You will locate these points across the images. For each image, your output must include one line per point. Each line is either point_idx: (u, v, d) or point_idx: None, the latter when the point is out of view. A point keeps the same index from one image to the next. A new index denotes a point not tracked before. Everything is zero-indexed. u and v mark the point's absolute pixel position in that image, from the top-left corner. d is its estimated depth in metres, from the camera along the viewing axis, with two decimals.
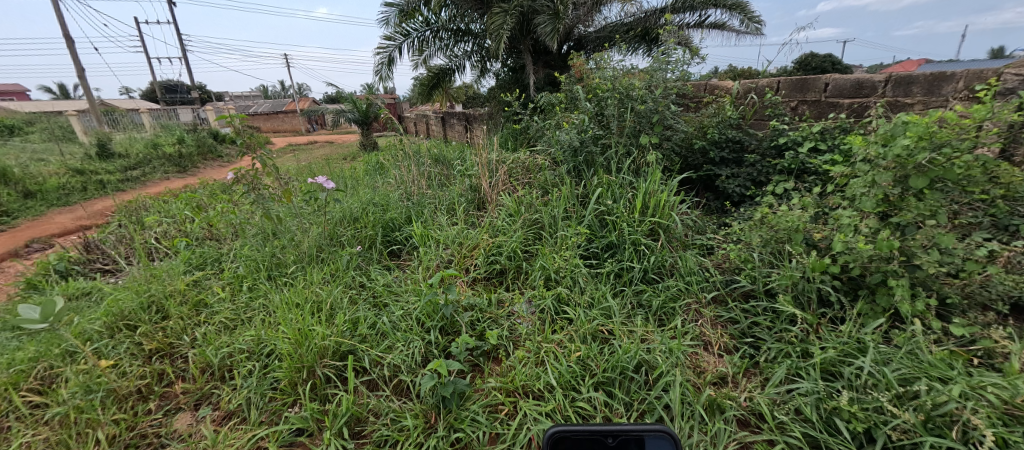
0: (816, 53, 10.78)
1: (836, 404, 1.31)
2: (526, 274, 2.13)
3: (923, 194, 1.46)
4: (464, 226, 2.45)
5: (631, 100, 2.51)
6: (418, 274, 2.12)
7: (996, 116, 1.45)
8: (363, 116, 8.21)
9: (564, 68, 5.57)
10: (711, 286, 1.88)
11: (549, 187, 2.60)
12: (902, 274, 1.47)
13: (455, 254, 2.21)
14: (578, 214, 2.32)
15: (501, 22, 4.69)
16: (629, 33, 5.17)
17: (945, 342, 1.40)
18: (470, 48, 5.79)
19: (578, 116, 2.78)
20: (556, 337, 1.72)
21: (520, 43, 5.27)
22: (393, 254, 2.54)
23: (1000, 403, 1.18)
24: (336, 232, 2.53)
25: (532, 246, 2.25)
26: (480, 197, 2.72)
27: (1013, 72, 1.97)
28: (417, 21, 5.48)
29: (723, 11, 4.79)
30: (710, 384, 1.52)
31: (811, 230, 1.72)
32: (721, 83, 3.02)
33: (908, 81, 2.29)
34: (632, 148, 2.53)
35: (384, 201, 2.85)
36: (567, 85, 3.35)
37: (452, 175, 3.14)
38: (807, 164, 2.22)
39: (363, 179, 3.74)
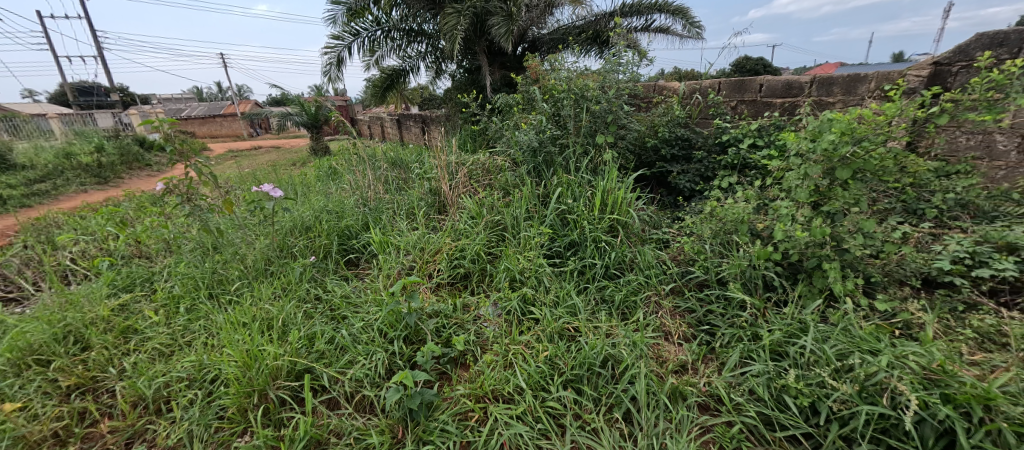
0: (749, 58, 11.77)
1: (784, 383, 1.41)
2: (491, 276, 2.11)
3: (848, 184, 1.60)
4: (425, 230, 2.40)
5: (585, 100, 2.60)
6: (378, 283, 2.03)
7: (904, 112, 1.63)
8: (312, 120, 7.84)
9: (519, 71, 5.62)
10: (669, 278, 1.96)
11: (510, 188, 2.60)
12: (834, 257, 1.61)
13: (416, 260, 2.15)
14: (540, 214, 2.34)
15: (454, 22, 4.67)
16: (581, 35, 5.33)
17: (873, 317, 1.55)
18: (424, 49, 5.71)
19: (535, 117, 2.82)
20: (523, 338, 1.71)
21: (474, 45, 5.27)
22: (352, 263, 2.43)
23: (920, 369, 1.31)
24: (286, 243, 2.38)
25: (495, 247, 2.24)
26: (440, 201, 2.68)
27: (914, 73, 2.23)
28: (366, 20, 5.37)
29: (666, 16, 5.05)
30: (673, 373, 1.59)
31: (755, 220, 1.84)
32: (668, 84, 3.20)
33: (830, 82, 2.54)
34: (589, 147, 2.60)
35: (338, 208, 2.73)
36: (523, 86, 3.39)
37: (409, 179, 3.06)
38: (747, 160, 2.39)
39: (315, 186, 3.57)
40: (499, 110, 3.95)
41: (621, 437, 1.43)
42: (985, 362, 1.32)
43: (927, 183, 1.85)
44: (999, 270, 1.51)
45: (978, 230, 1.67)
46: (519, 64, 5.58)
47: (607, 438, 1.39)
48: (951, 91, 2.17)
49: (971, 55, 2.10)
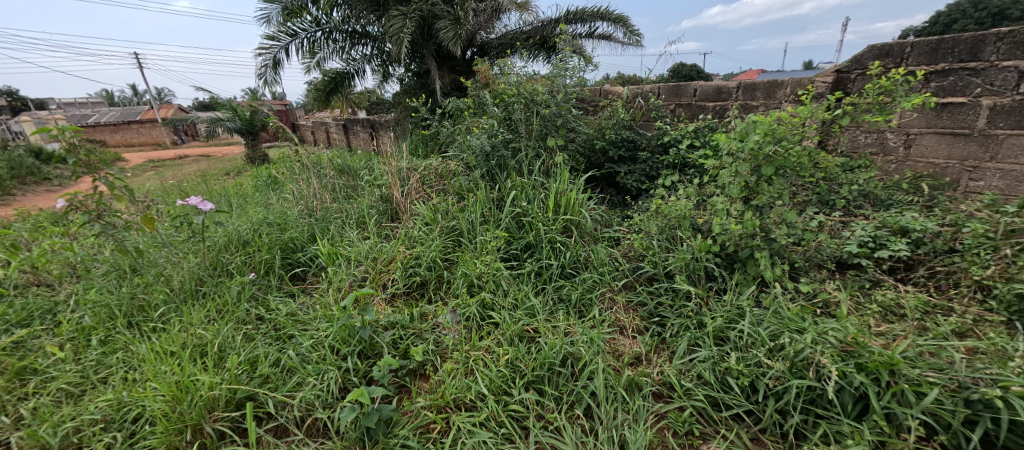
0: (683, 65, 12.63)
1: (727, 365, 1.52)
2: (448, 282, 2.08)
3: (772, 180, 1.76)
4: (377, 239, 2.32)
5: (535, 104, 2.67)
6: (329, 298, 1.93)
7: (814, 114, 1.82)
8: (247, 126, 7.21)
9: (469, 74, 5.64)
10: (621, 274, 2.04)
11: (464, 193, 2.58)
12: (764, 246, 1.77)
13: (369, 270, 2.06)
14: (495, 218, 2.35)
15: (400, 25, 4.58)
16: (528, 41, 5.41)
17: (798, 298, 1.71)
18: (369, 52, 5.55)
19: (486, 121, 2.84)
20: (484, 344, 1.70)
21: (423, 48, 5.19)
22: (298, 277, 2.28)
23: (839, 343, 1.46)
24: (220, 260, 2.19)
25: (451, 253, 2.21)
26: (392, 208, 2.59)
27: (821, 80, 2.47)
28: (305, 20, 5.15)
29: (608, 24, 5.28)
30: (629, 365, 1.65)
31: (695, 216, 1.97)
32: (613, 88, 3.42)
33: (753, 87, 2.74)
34: (540, 150, 2.66)
35: (281, 220, 2.55)
36: (474, 91, 3.39)
37: (359, 187, 2.96)
38: (687, 159, 2.56)
39: (253, 197, 3.31)
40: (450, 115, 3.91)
41: (583, 433, 1.45)
42: (888, 332, 1.51)
43: (836, 177, 2.10)
44: (895, 252, 1.76)
45: (877, 217, 1.94)
46: (468, 68, 5.60)
47: (570, 435, 1.41)
48: (849, 96, 2.42)
49: (865, 64, 2.35)
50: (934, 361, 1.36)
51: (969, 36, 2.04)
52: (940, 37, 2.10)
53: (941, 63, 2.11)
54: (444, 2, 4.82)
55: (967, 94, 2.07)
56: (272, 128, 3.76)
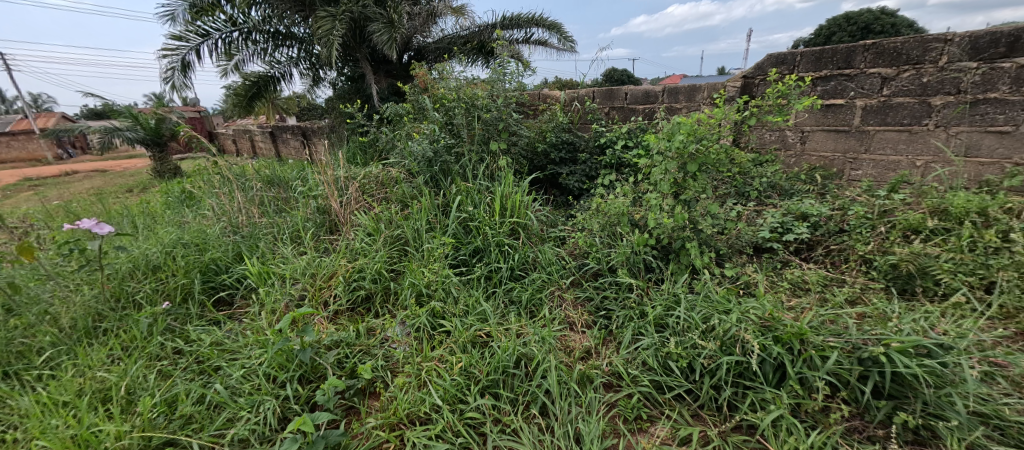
0: (614, 70, 13.20)
1: (668, 350, 1.63)
2: (395, 294, 2.01)
3: (696, 176, 1.93)
4: (314, 254, 2.19)
5: (476, 109, 2.69)
6: (261, 321, 1.79)
7: (728, 117, 2.02)
8: (152, 135, 6.38)
9: (407, 79, 5.53)
10: (568, 272, 2.10)
11: (407, 200, 2.51)
12: (693, 236, 1.92)
13: (308, 288, 1.94)
14: (441, 224, 2.31)
15: (329, 27, 4.34)
16: (466, 45, 5.30)
17: (724, 282, 1.88)
18: (295, 54, 5.26)
19: (427, 126, 2.79)
20: (436, 354, 1.67)
21: (356, 52, 5.02)
22: (223, 302, 2.07)
23: (760, 319, 1.62)
24: (124, 290, 1.93)
25: (397, 263, 2.14)
26: (330, 220, 2.46)
27: (732, 85, 2.75)
28: (217, 19, 4.74)
29: (543, 31, 5.41)
30: (579, 359, 1.71)
31: (633, 212, 2.09)
32: (551, 92, 3.53)
33: (677, 91, 2.96)
34: (483, 155, 2.66)
35: (199, 239, 2.30)
36: (413, 95, 3.30)
37: (292, 199, 2.81)
38: (622, 159, 2.70)
39: (164, 215, 2.95)
40: (388, 120, 3.79)
41: (539, 431, 1.47)
42: (797, 306, 1.71)
43: (749, 171, 2.34)
44: (798, 235, 2.01)
45: (784, 205, 2.19)
46: (405, 73, 5.51)
47: (528, 435, 1.42)
48: (755, 98, 2.71)
49: (766, 70, 2.66)
50: (834, 328, 1.56)
51: (844, 48, 2.39)
52: (822, 48, 2.44)
53: (823, 70, 2.45)
54: (375, 4, 4.65)
55: (845, 97, 2.41)
56: (183, 137, 3.38)
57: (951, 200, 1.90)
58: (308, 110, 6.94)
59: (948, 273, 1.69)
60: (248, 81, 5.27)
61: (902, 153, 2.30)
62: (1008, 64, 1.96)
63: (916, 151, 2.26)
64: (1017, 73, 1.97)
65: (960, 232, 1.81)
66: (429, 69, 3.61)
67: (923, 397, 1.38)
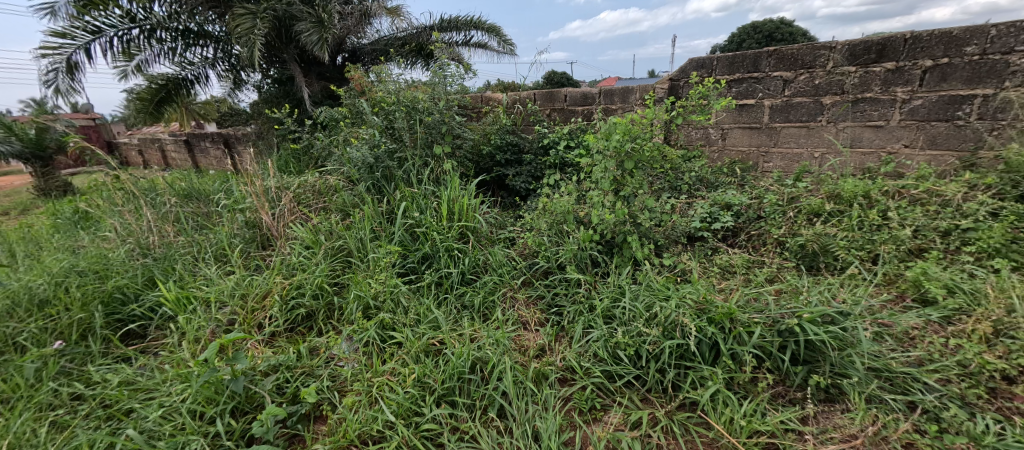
0: (555, 74, 13.53)
1: (616, 340, 1.70)
2: (340, 309, 1.90)
3: (633, 173, 2.04)
4: (244, 273, 2.02)
5: (417, 112, 2.62)
6: (183, 353, 1.62)
7: (659, 117, 2.17)
8: (34, 148, 5.44)
9: (343, 82, 5.17)
10: (518, 272, 2.12)
11: (349, 209, 2.39)
12: (634, 230, 2.03)
13: (238, 311, 1.79)
14: (386, 232, 2.22)
15: (249, 25, 4.01)
16: (403, 48, 5.08)
17: (664, 270, 2.00)
18: (211, 54, 4.79)
19: (366, 131, 2.69)
20: (387, 367, 1.60)
21: (283, 52, 4.65)
22: (134, 334, 1.85)
23: (697, 303, 1.74)
24: (0, 332, 1.67)
25: (340, 276, 2.03)
26: (261, 236, 2.30)
27: (661, 86, 2.93)
28: (113, 14, 4.20)
29: (482, 33, 5.39)
30: (534, 357, 1.73)
31: (578, 210, 2.15)
32: (493, 95, 3.55)
33: (612, 92, 3.08)
34: (427, 159, 2.60)
35: (99, 266, 2.03)
36: (349, 99, 3.18)
37: (215, 214, 2.56)
38: (565, 159, 2.78)
39: (54, 238, 2.56)
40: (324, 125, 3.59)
41: (498, 434, 1.47)
42: (726, 288, 1.87)
43: (680, 166, 2.52)
44: (724, 223, 2.20)
45: (710, 197, 2.39)
46: (341, 75, 5.12)
47: (485, 439, 1.41)
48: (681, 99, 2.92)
49: (688, 73, 2.89)
50: (757, 305, 1.73)
51: (751, 54, 2.67)
52: (734, 53, 2.70)
53: (736, 73, 2.72)
54: (302, 2, 4.37)
55: (754, 97, 2.69)
56: (74, 148, 2.96)
57: (843, 186, 2.19)
58: (230, 116, 6.38)
59: (843, 249, 1.95)
60: (154, 83, 4.72)
61: (803, 146, 2.60)
62: (879, 68, 2.29)
63: (814, 144, 2.57)
64: (886, 76, 2.30)
65: (851, 213, 2.08)
66: (364, 72, 3.47)
67: (832, 360, 1.56)
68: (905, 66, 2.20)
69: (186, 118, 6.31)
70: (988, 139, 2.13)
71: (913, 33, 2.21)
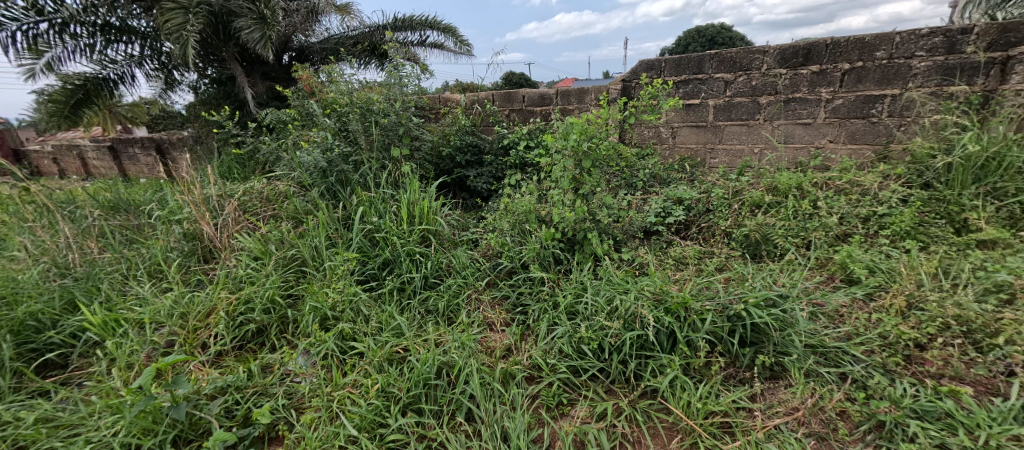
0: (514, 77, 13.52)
1: (580, 335, 1.74)
2: (295, 322, 1.80)
3: (591, 171, 2.10)
4: (184, 289, 1.87)
5: (372, 114, 2.54)
6: (114, 380, 1.47)
7: (612, 117, 2.26)
8: None
9: (290, 82, 4.87)
10: (482, 273, 2.11)
11: (300, 216, 2.27)
12: (594, 227, 2.08)
13: (179, 331, 1.66)
14: (343, 239, 2.14)
15: (181, 20, 3.71)
16: (356, 46, 4.89)
17: (624, 265, 2.07)
18: (137, 51, 4.38)
19: (318, 133, 2.57)
20: (348, 380, 1.54)
21: (220, 50, 4.33)
22: (53, 364, 1.66)
23: (654, 294, 1.81)
24: None
25: (294, 287, 1.92)
26: (201, 248, 2.14)
27: (615, 87, 3.03)
28: (16, 5, 3.75)
29: (439, 33, 5.28)
30: (501, 358, 1.73)
31: (539, 209, 2.17)
32: (451, 96, 3.53)
33: (569, 93, 3.14)
34: (385, 162, 2.53)
35: (8, 289, 1.81)
36: (297, 101, 3.05)
37: (148, 227, 2.36)
38: (525, 159, 2.80)
39: None
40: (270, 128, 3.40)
41: (467, 438, 1.45)
42: (681, 278, 1.96)
43: (635, 164, 2.62)
44: (677, 217, 2.32)
45: (664, 192, 2.51)
46: (287, 75, 4.84)
47: (453, 445, 1.39)
48: (633, 99, 3.03)
49: (638, 74, 3.00)
50: (709, 293, 1.82)
51: (695, 57, 2.82)
52: (680, 56, 2.85)
53: (682, 74, 2.86)
54: None
55: (699, 98, 2.85)
56: None
57: (780, 178, 2.36)
58: (161, 118, 5.87)
59: (781, 237, 2.11)
60: (70, 83, 4.25)
61: (744, 142, 2.78)
62: (806, 71, 2.50)
63: (753, 141, 2.75)
64: (812, 78, 2.51)
65: (786, 203, 2.26)
66: (314, 71, 3.32)
67: (776, 341, 1.68)
68: (827, 68, 2.41)
69: (109, 121, 5.77)
70: (898, 134, 2.38)
71: (833, 39, 2.43)
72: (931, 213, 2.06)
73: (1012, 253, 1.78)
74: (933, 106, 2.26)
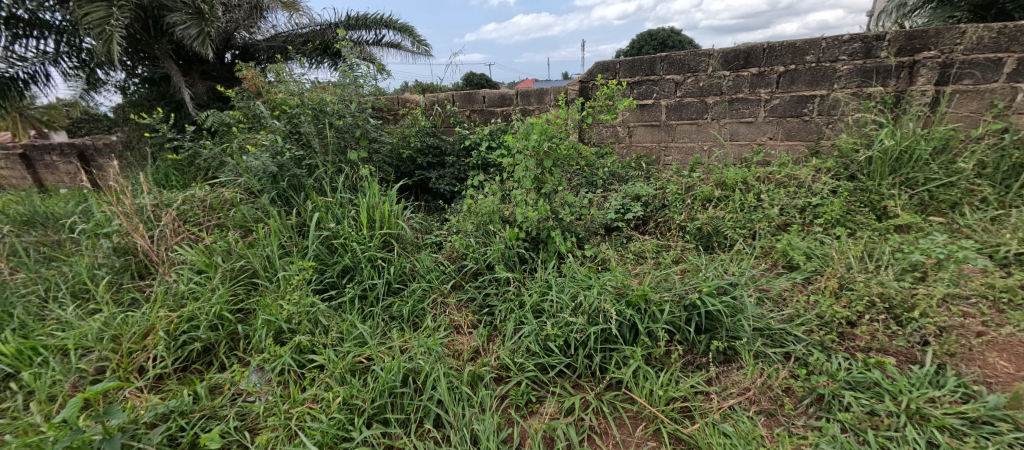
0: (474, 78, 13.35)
1: (546, 333, 1.75)
2: (246, 337, 1.69)
3: (552, 171, 2.12)
4: (117, 310, 1.71)
5: (325, 115, 2.43)
6: (34, 415, 1.32)
7: (569, 118, 2.31)
8: None
9: (233, 82, 4.56)
10: (447, 276, 2.08)
11: (249, 224, 2.13)
12: (556, 225, 2.10)
13: (111, 355, 1.51)
14: (298, 247, 2.03)
15: (104, 15, 3.39)
16: (307, 45, 4.58)
17: (587, 261, 2.11)
18: (51, 48, 3.94)
19: (266, 136, 2.43)
20: (307, 395, 1.46)
21: (150, 47, 3.98)
22: None
23: (616, 288, 1.85)
24: None
25: (244, 301, 1.80)
26: (135, 264, 1.96)
27: (573, 88, 3.08)
28: None
29: (394, 32, 5.13)
30: (468, 361, 1.71)
31: (502, 210, 2.16)
32: (409, 96, 3.45)
33: (529, 93, 3.15)
34: (341, 165, 2.43)
35: None
36: (242, 102, 2.87)
37: (71, 242, 2.13)
38: (488, 160, 2.78)
39: None
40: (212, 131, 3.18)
41: (436, 445, 1.42)
42: (640, 272, 2.02)
43: (594, 163, 2.69)
44: (635, 213, 2.40)
45: (622, 190, 2.58)
46: (230, 74, 4.51)
47: None
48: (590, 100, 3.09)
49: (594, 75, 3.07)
50: (667, 284, 1.89)
51: (647, 59, 2.92)
52: (634, 58, 2.94)
53: (636, 76, 2.96)
54: None
55: (651, 98, 2.96)
56: None
57: (726, 174, 2.51)
58: (83, 121, 5.34)
59: (730, 229, 2.23)
60: None
61: (694, 140, 2.93)
62: (746, 73, 2.66)
63: (703, 139, 2.90)
64: (752, 80, 2.68)
65: (734, 197, 2.40)
66: (259, 71, 3.14)
67: (729, 327, 1.78)
68: (765, 71, 2.58)
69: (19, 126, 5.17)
70: (826, 131, 2.59)
71: (769, 44, 2.61)
72: (857, 203, 2.26)
73: (923, 236, 1.99)
74: (855, 105, 2.48)
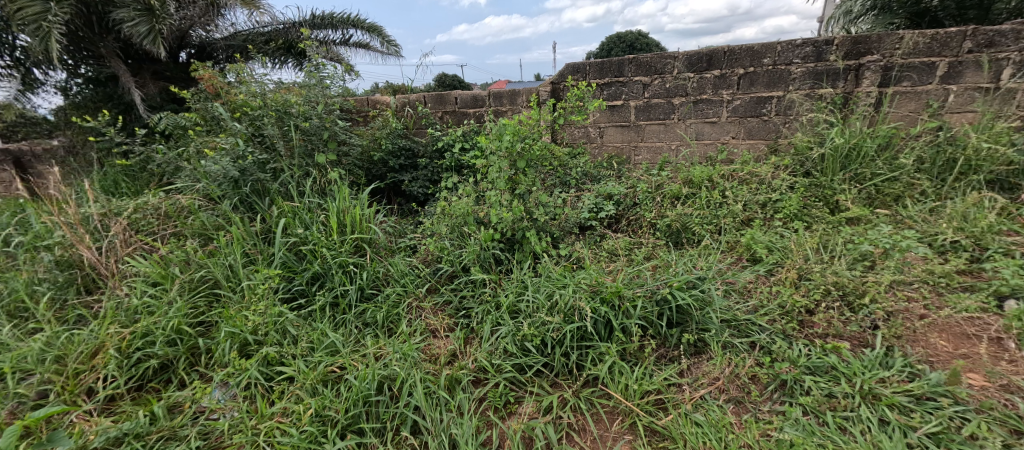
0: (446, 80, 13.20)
1: (523, 333, 1.75)
2: (209, 351, 1.60)
3: (525, 172, 2.13)
4: (62, 329, 1.58)
5: (290, 117, 2.34)
6: None
7: (539, 120, 2.35)
8: None
9: (189, 82, 4.29)
10: (422, 280, 2.04)
11: (209, 231, 2.02)
12: (531, 225, 2.11)
13: (56, 378, 1.39)
14: (264, 255, 1.94)
15: (38, 9, 3.13)
16: (269, 44, 4.45)
17: (562, 261, 2.13)
18: None
19: (226, 139, 2.32)
20: (276, 408, 1.40)
21: (93, 44, 3.71)
22: None
23: (591, 286, 1.87)
24: None
25: (206, 313, 1.71)
26: (81, 278, 1.82)
27: (544, 89, 3.10)
28: None
29: (362, 32, 5.00)
30: (446, 364, 1.68)
31: (477, 211, 2.14)
32: (379, 98, 3.39)
33: (502, 94, 3.13)
34: (308, 168, 2.34)
35: None
36: (199, 104, 2.72)
37: (7, 257, 1.97)
38: (461, 161, 2.76)
39: None
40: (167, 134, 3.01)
41: None
42: (614, 269, 2.06)
43: (567, 163, 2.72)
44: (608, 212, 2.44)
45: (595, 189, 2.62)
46: (185, 74, 4.23)
47: None
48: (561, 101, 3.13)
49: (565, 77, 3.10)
50: (640, 281, 1.93)
51: (615, 61, 2.98)
52: (602, 60, 2.98)
53: (605, 77, 3.01)
54: None
55: (620, 99, 3.02)
56: None
57: (693, 172, 2.59)
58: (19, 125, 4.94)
59: (698, 226, 2.31)
60: None
61: (662, 140, 3.01)
62: (709, 75, 2.76)
63: (670, 138, 2.98)
64: (714, 82, 2.78)
65: (700, 194, 2.49)
66: (217, 71, 2.88)
67: (700, 320, 1.83)
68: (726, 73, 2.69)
69: None
70: (784, 130, 2.73)
71: (729, 48, 2.72)
72: (812, 197, 2.39)
73: (871, 227, 2.13)
74: (809, 106, 2.62)
